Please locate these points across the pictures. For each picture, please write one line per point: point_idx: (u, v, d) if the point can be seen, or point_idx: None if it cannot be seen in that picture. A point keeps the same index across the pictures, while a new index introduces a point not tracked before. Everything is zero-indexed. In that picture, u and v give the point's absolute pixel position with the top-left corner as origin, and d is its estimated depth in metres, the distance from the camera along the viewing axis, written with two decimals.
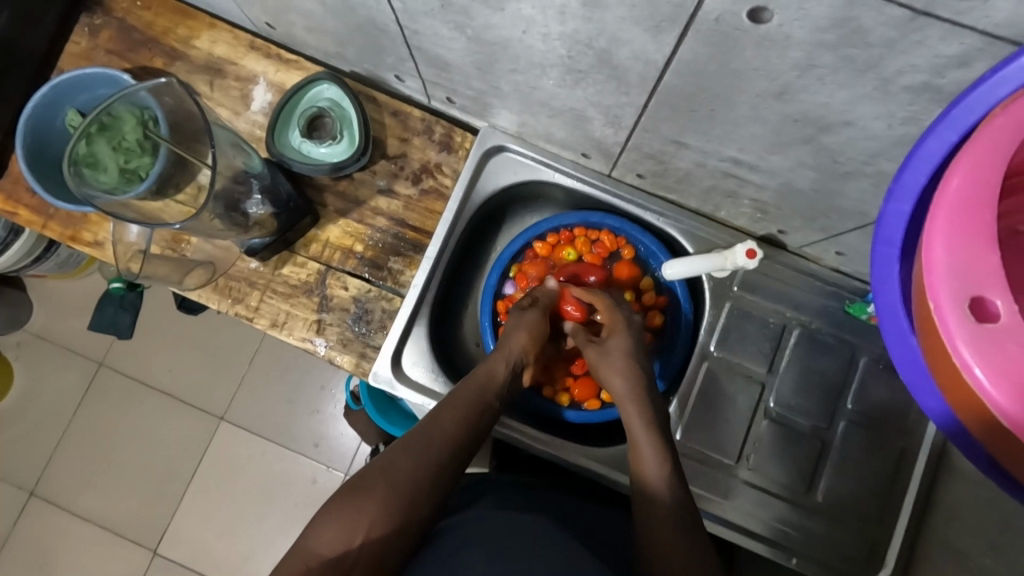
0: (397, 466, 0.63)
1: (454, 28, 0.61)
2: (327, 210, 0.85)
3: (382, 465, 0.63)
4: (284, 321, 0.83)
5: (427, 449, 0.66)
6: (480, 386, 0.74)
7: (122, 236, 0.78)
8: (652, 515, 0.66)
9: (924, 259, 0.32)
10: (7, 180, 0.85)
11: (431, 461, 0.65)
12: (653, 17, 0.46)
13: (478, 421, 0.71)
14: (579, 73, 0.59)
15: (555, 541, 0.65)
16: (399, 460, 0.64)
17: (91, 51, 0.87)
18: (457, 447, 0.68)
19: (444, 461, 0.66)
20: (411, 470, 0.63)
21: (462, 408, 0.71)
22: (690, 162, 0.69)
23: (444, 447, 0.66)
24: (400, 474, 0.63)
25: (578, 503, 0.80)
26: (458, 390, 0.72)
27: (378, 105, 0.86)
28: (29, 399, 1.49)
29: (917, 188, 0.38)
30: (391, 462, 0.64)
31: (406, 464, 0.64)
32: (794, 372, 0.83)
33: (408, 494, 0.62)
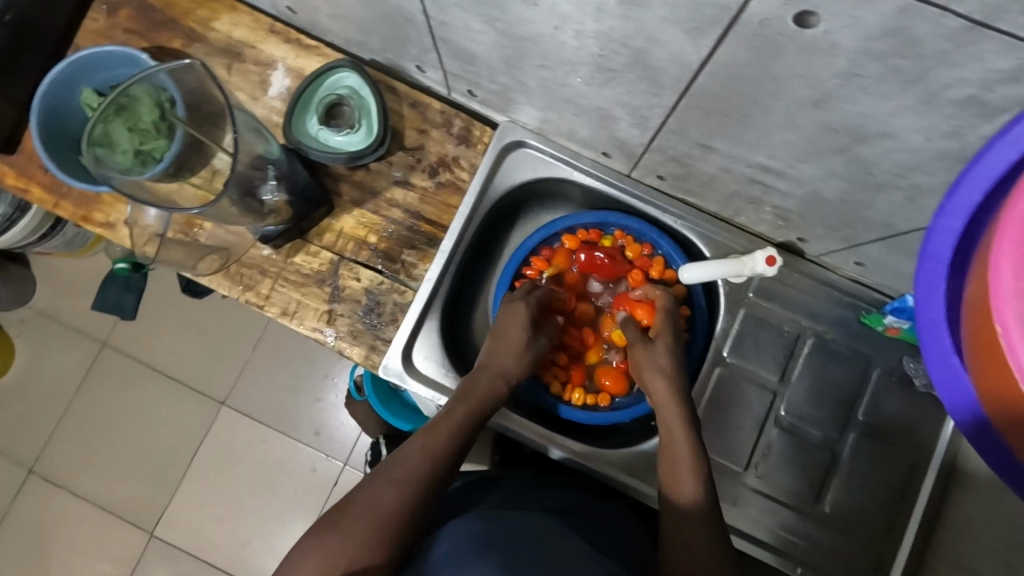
0: (376, 498, 0.62)
1: (486, 21, 0.60)
2: (343, 200, 0.84)
3: (358, 499, 0.63)
4: (295, 310, 0.83)
5: (406, 483, 0.65)
6: (460, 417, 0.73)
7: (140, 219, 0.78)
8: (684, 513, 0.67)
9: (991, 280, 0.31)
10: (20, 156, 0.84)
11: (411, 494, 0.64)
12: (695, 18, 0.44)
13: (466, 437, 0.72)
14: (610, 72, 0.58)
15: (560, 539, 0.65)
16: (377, 493, 0.63)
17: (109, 30, 0.86)
18: (440, 473, 0.67)
19: (425, 490, 0.65)
20: (390, 501, 0.62)
21: (447, 431, 0.71)
22: (715, 166, 0.68)
23: (428, 480, 0.66)
24: (379, 508, 0.62)
25: (580, 500, 0.81)
26: (438, 421, 0.72)
27: (398, 96, 0.85)
28: (29, 377, 1.48)
29: (970, 205, 0.37)
30: (370, 493, 0.63)
31: (387, 487, 0.64)
32: (806, 380, 0.82)
33: (385, 527, 0.61)
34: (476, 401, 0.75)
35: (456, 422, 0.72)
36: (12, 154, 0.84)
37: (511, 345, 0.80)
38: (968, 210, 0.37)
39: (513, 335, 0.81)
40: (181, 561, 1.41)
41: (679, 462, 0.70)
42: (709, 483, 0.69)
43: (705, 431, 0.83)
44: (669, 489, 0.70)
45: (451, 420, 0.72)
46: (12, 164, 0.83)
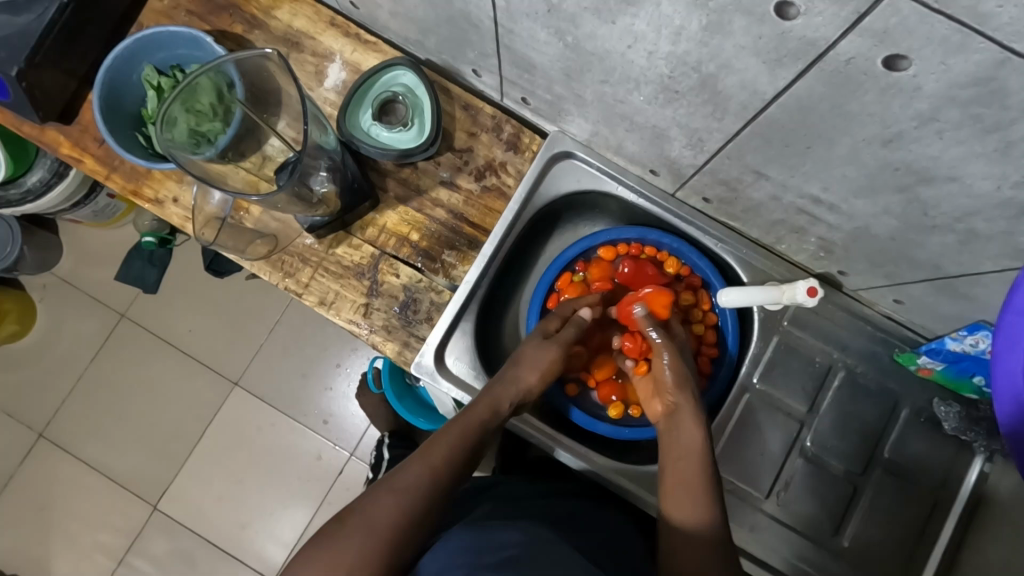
0: (374, 508, 0.60)
1: (554, 33, 0.60)
2: (388, 195, 0.85)
3: (356, 510, 0.60)
4: (332, 301, 0.84)
5: (405, 495, 0.62)
6: (460, 431, 0.70)
7: (203, 204, 0.81)
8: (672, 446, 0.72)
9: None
10: (75, 127, 0.85)
11: (411, 505, 0.61)
12: (777, 49, 0.45)
13: (473, 449, 0.70)
14: (675, 94, 0.59)
15: (551, 541, 0.63)
16: (376, 504, 0.60)
17: (171, 10, 0.87)
18: (442, 488, 0.64)
19: (427, 505, 0.62)
20: (388, 512, 0.60)
21: (450, 442, 0.69)
22: (765, 193, 0.69)
23: (427, 495, 0.63)
24: (374, 519, 0.59)
25: (565, 508, 0.82)
26: (441, 434, 0.70)
27: (450, 97, 0.86)
28: (46, 342, 1.50)
29: None
30: (368, 504, 0.61)
31: (388, 500, 0.61)
32: (834, 412, 0.82)
33: (384, 540, 0.58)
34: (478, 417, 0.72)
35: (457, 437, 0.69)
36: (67, 124, 0.85)
37: (529, 360, 0.79)
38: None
39: (531, 355, 0.79)
40: (181, 536, 1.42)
41: (687, 474, 0.68)
42: (718, 506, 0.66)
43: (729, 456, 0.82)
44: (674, 510, 0.66)
45: (451, 433, 0.70)
46: (66, 135, 0.85)
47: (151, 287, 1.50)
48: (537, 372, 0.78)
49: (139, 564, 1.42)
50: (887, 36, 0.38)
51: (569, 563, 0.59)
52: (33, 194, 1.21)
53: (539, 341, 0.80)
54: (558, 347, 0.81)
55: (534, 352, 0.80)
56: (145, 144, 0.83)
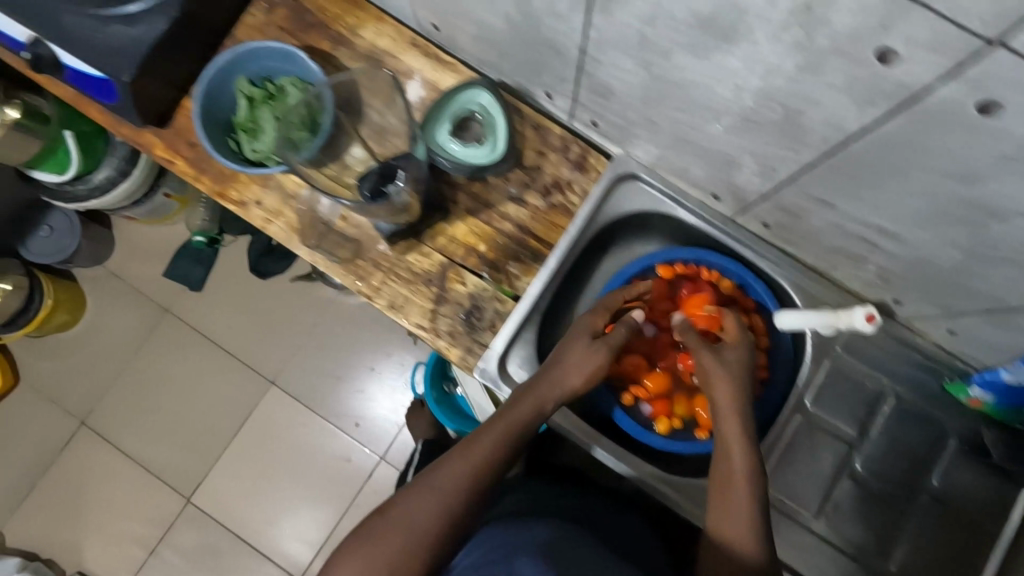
0: (414, 507, 0.63)
1: (640, 64, 0.65)
2: (459, 207, 0.89)
3: (399, 504, 0.64)
4: (401, 305, 0.88)
5: (444, 496, 0.65)
6: (501, 432, 0.71)
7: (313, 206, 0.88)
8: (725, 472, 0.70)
9: None
10: (170, 131, 0.91)
11: (449, 506, 0.64)
12: (870, 91, 0.48)
13: (512, 451, 0.71)
14: (754, 125, 0.62)
15: (578, 535, 0.67)
16: (416, 502, 0.64)
17: (265, 25, 0.93)
18: (479, 489, 0.67)
19: (465, 506, 0.65)
20: (427, 513, 0.63)
21: (489, 444, 0.70)
22: (828, 223, 0.72)
23: (465, 497, 0.65)
24: (416, 518, 0.63)
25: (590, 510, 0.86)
26: (480, 434, 0.71)
27: (522, 117, 0.90)
28: (93, 332, 1.56)
29: None
30: (411, 500, 0.64)
31: (426, 499, 0.64)
32: (883, 437, 0.85)
33: (422, 539, 0.62)
34: (518, 418, 0.73)
35: (498, 438, 0.70)
36: (163, 128, 0.91)
37: (576, 361, 0.78)
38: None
39: (573, 355, 0.78)
40: (211, 529, 1.46)
41: (733, 495, 0.68)
42: (766, 537, 0.66)
43: (779, 474, 0.84)
44: (717, 532, 0.67)
45: (492, 434, 0.71)
46: (162, 138, 0.90)
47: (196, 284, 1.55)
48: (583, 375, 0.77)
49: (169, 553, 1.45)
50: (983, 84, 0.42)
51: (592, 560, 0.62)
52: (99, 190, 1.27)
53: (588, 343, 0.79)
54: (608, 351, 0.79)
55: (580, 353, 0.79)
56: (235, 149, 0.89)
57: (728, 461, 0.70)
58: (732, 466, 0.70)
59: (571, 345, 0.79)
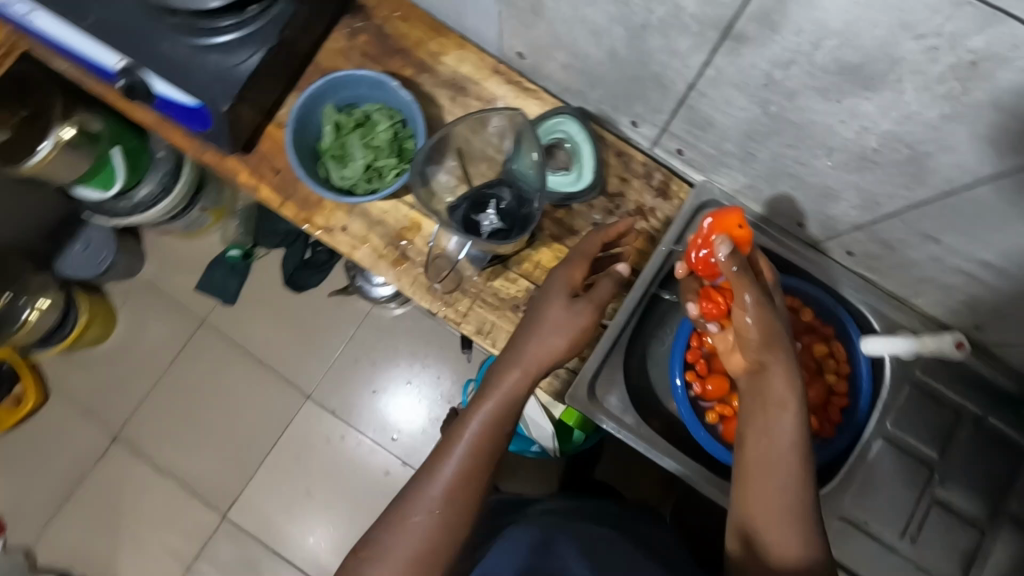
0: (413, 507, 0.67)
1: (755, 102, 0.66)
2: (543, 233, 0.90)
3: (399, 505, 0.68)
4: (489, 331, 0.88)
5: (441, 492, 0.68)
6: (483, 419, 0.72)
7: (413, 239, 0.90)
8: (758, 433, 0.69)
9: None
10: (253, 156, 0.91)
11: (447, 502, 0.67)
12: (1020, 141, 0.50)
13: (499, 435, 0.72)
14: (871, 163, 0.64)
15: (620, 545, 0.76)
16: (414, 501, 0.67)
17: (347, 51, 0.93)
18: (474, 480, 0.69)
19: (463, 499, 0.68)
20: (428, 511, 0.67)
21: (477, 433, 0.71)
22: (926, 254, 0.74)
23: (460, 490, 0.68)
24: (420, 516, 0.66)
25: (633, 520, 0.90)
26: (474, 411, 0.73)
27: (605, 144, 0.91)
28: (126, 346, 1.54)
29: None
30: (422, 488, 0.68)
31: (425, 497, 0.67)
32: (964, 460, 0.87)
33: (426, 536, 0.65)
34: (494, 400, 0.74)
35: (488, 412, 0.73)
36: (246, 153, 0.90)
37: (556, 325, 0.77)
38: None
39: (551, 314, 0.77)
40: (249, 545, 1.45)
41: (766, 480, 0.66)
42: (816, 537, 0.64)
43: (863, 497, 0.87)
44: (766, 532, 0.65)
45: (469, 425, 0.72)
46: (245, 163, 0.90)
47: (230, 297, 1.54)
48: (563, 336, 0.77)
49: (207, 570, 1.44)
50: None
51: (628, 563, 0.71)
52: (140, 207, 1.26)
53: (567, 306, 0.78)
54: (590, 309, 0.79)
55: (563, 316, 0.78)
56: (324, 176, 0.89)
57: (766, 442, 0.67)
58: (773, 452, 0.67)
59: (551, 306, 0.78)
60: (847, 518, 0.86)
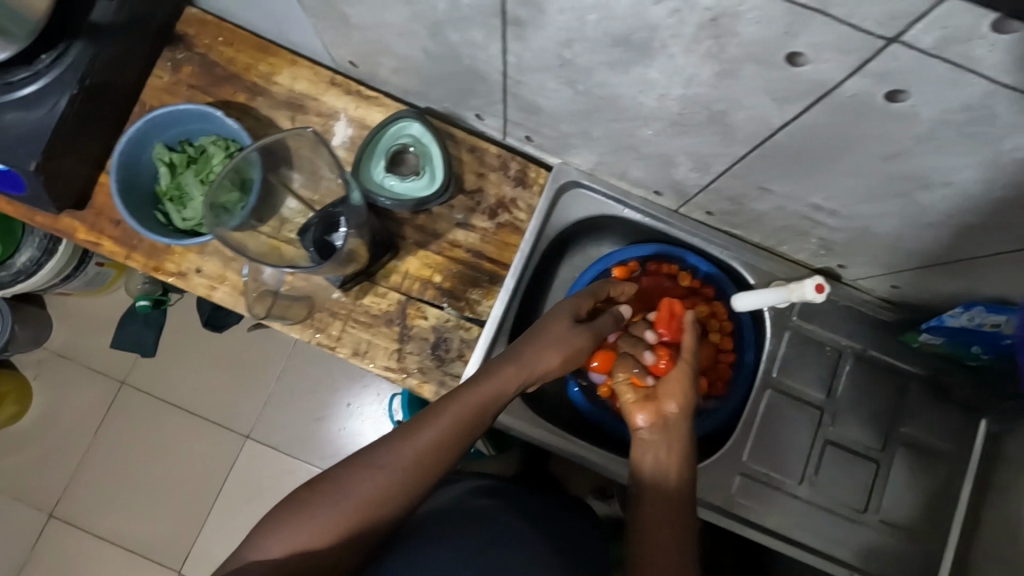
0: (360, 481, 0.64)
1: (564, 82, 0.65)
2: (407, 242, 0.88)
3: (345, 474, 0.64)
4: (365, 350, 0.86)
5: (392, 470, 0.65)
6: (457, 413, 0.70)
7: (254, 276, 0.83)
8: (661, 496, 0.75)
9: None
10: (89, 212, 0.86)
11: (394, 481, 0.64)
12: (787, 90, 0.50)
13: (468, 432, 0.70)
14: (684, 127, 0.63)
15: (540, 547, 0.71)
16: (363, 473, 0.64)
17: (174, 86, 0.89)
18: (431, 468, 0.67)
19: (416, 483, 0.65)
20: (375, 486, 0.64)
21: (451, 422, 0.69)
22: (769, 205, 0.74)
23: (411, 475, 0.65)
24: (368, 491, 0.63)
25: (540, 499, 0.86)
26: (438, 411, 0.69)
27: (456, 141, 0.89)
28: (44, 421, 1.47)
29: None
30: (349, 480, 0.64)
31: (380, 471, 0.64)
32: (850, 395, 0.88)
33: (365, 510, 0.63)
34: (475, 399, 0.71)
35: (464, 404, 0.70)
36: (82, 210, 0.86)
37: (551, 342, 0.77)
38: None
39: (553, 334, 0.78)
40: None
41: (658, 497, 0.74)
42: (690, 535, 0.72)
43: (758, 448, 0.87)
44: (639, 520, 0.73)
45: (444, 414, 0.69)
46: (82, 220, 0.86)
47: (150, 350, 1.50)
48: (560, 354, 0.77)
49: None
50: (888, 76, 0.43)
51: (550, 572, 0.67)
52: (24, 274, 1.18)
53: (571, 325, 0.79)
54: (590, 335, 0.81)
55: (561, 333, 0.79)
56: (165, 222, 0.85)
57: (662, 471, 0.76)
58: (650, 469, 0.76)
59: (553, 323, 0.79)
60: (745, 472, 0.87)
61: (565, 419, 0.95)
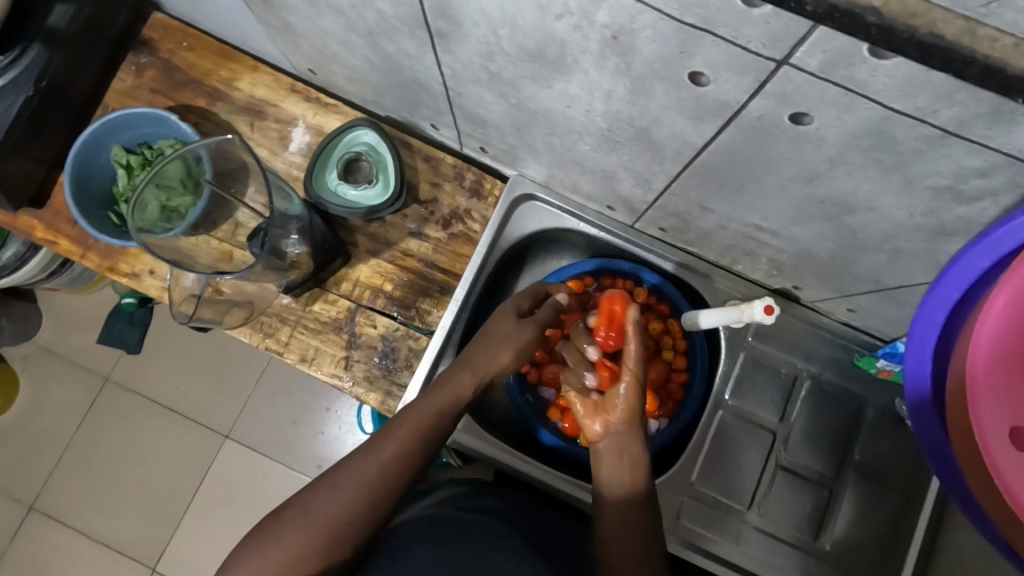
0: (321, 501, 0.59)
1: (499, 95, 0.65)
2: (360, 250, 0.88)
3: (309, 495, 0.60)
4: (313, 356, 0.86)
5: (356, 487, 0.61)
6: (420, 421, 0.66)
7: (178, 280, 0.82)
8: (614, 497, 0.67)
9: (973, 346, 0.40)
10: (47, 211, 0.87)
11: (360, 497, 0.60)
12: (700, 109, 0.49)
13: (431, 440, 0.66)
14: (616, 143, 0.63)
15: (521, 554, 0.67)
16: (327, 493, 0.60)
17: (135, 89, 0.90)
18: (398, 480, 0.63)
19: (385, 500, 0.62)
20: (342, 504, 0.59)
21: (412, 430, 0.65)
22: (713, 223, 0.73)
23: (379, 489, 0.61)
24: (334, 512, 0.59)
25: (520, 504, 0.81)
26: (397, 424, 0.66)
27: (412, 151, 0.89)
28: (27, 414, 1.49)
29: (949, 299, 0.45)
30: (313, 501, 0.60)
31: (345, 489, 0.60)
32: (804, 421, 0.86)
33: (335, 530, 0.58)
34: (438, 404, 0.68)
35: (429, 410, 0.67)
36: (40, 209, 0.87)
37: (500, 338, 0.74)
38: (967, 276, 0.44)
39: (501, 330, 0.75)
40: None
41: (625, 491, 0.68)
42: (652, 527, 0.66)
43: (708, 472, 0.86)
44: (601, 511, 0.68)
45: (405, 424, 0.66)
46: (40, 219, 0.87)
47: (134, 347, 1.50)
48: (514, 350, 0.74)
49: None
50: (787, 99, 0.42)
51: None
52: (9, 269, 1.20)
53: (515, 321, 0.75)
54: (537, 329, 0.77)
55: (506, 330, 0.75)
56: (118, 223, 0.86)
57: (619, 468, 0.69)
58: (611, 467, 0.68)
59: (499, 320, 0.76)
60: (694, 496, 0.85)
61: (515, 433, 0.94)
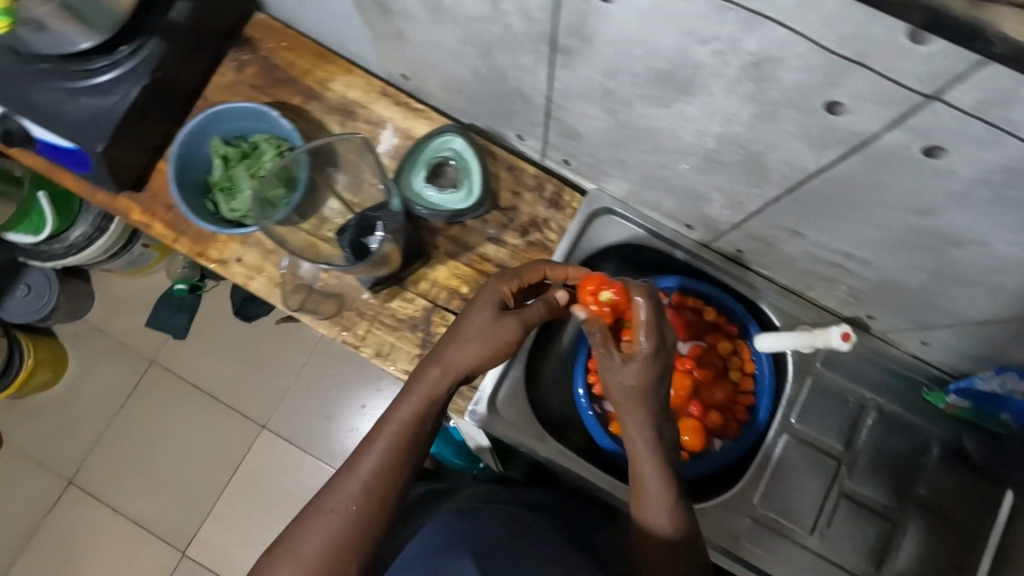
0: (306, 537, 0.58)
1: (605, 111, 0.67)
2: (439, 251, 0.91)
3: (294, 531, 0.59)
4: (388, 352, 0.88)
5: (337, 513, 0.59)
6: (398, 427, 0.63)
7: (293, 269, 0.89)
8: (643, 504, 0.64)
9: None
10: (145, 194, 0.91)
11: (344, 523, 0.59)
12: (825, 137, 0.51)
13: (416, 444, 0.64)
14: (718, 163, 0.64)
15: (542, 544, 0.65)
16: (308, 527, 0.58)
17: (235, 84, 0.94)
18: (386, 491, 0.61)
19: (373, 515, 0.60)
20: (330, 533, 0.58)
21: (391, 441, 0.63)
22: (798, 248, 0.75)
23: (364, 509, 0.59)
24: (321, 542, 0.57)
25: (550, 496, 0.81)
26: (371, 438, 0.63)
27: (495, 159, 0.92)
28: (77, 390, 1.53)
29: None
30: (301, 538, 0.58)
31: (327, 521, 0.58)
32: (869, 450, 0.86)
33: (330, 561, 0.57)
34: (410, 407, 0.65)
35: (400, 416, 0.64)
36: (138, 192, 0.91)
37: (471, 337, 0.68)
38: None
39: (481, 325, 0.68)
40: None
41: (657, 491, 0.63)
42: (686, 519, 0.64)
43: (771, 494, 0.86)
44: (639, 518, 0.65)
45: (378, 435, 0.63)
46: (137, 202, 0.91)
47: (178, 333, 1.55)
48: (483, 342, 0.68)
49: None
50: (928, 132, 0.44)
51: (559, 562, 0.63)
52: (75, 248, 1.24)
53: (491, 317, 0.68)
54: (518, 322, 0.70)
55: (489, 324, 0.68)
56: (213, 210, 0.89)
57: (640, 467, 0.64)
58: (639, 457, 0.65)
59: (477, 313, 0.69)
60: (755, 517, 0.85)
61: (575, 442, 0.95)
